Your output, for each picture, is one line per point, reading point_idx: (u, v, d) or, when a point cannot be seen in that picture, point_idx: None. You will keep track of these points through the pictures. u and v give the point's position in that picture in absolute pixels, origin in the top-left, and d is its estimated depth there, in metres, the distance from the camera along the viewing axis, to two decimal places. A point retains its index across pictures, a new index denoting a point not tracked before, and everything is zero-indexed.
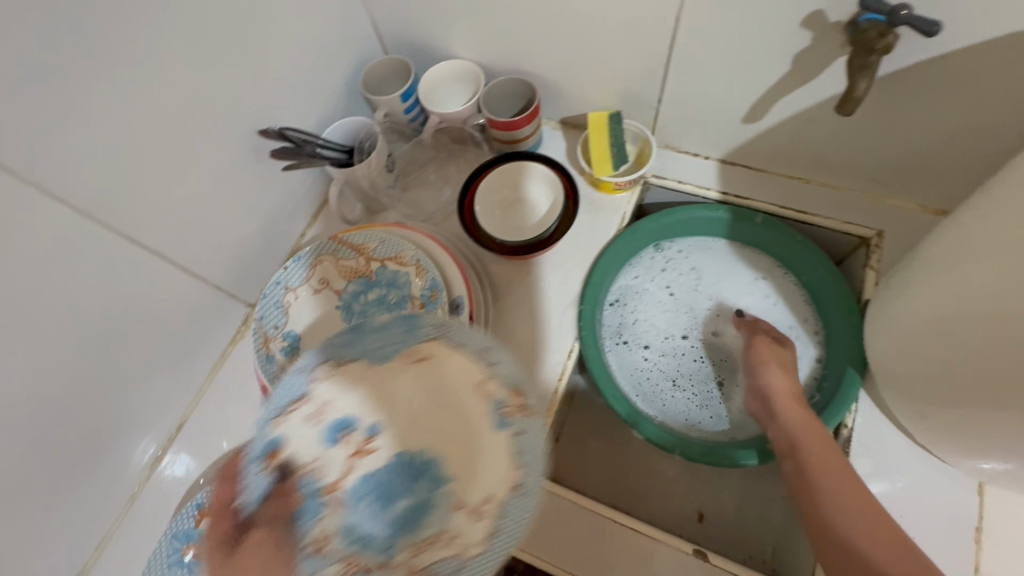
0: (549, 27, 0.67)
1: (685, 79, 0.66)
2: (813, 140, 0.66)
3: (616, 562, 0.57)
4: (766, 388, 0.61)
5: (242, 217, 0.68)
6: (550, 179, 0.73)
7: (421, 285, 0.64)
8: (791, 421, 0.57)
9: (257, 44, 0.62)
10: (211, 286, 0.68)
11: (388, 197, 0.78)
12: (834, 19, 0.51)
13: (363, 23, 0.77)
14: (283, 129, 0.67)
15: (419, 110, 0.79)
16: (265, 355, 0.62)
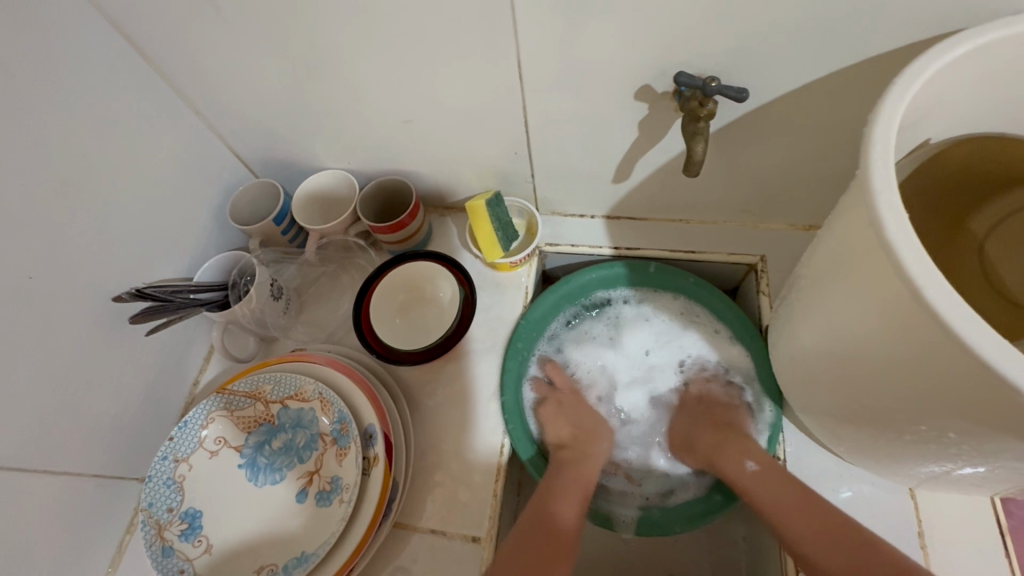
0: (409, 130, 0.68)
1: (550, 155, 0.68)
2: (680, 189, 0.69)
3: None
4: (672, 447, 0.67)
5: (114, 389, 0.62)
6: (441, 274, 0.72)
7: (328, 419, 0.60)
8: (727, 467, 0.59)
9: (99, 208, 0.58)
10: (90, 476, 0.60)
11: (279, 327, 0.73)
12: (661, 89, 0.55)
13: (223, 155, 0.74)
14: (142, 289, 0.61)
15: (297, 228, 0.77)
16: (160, 550, 0.55)
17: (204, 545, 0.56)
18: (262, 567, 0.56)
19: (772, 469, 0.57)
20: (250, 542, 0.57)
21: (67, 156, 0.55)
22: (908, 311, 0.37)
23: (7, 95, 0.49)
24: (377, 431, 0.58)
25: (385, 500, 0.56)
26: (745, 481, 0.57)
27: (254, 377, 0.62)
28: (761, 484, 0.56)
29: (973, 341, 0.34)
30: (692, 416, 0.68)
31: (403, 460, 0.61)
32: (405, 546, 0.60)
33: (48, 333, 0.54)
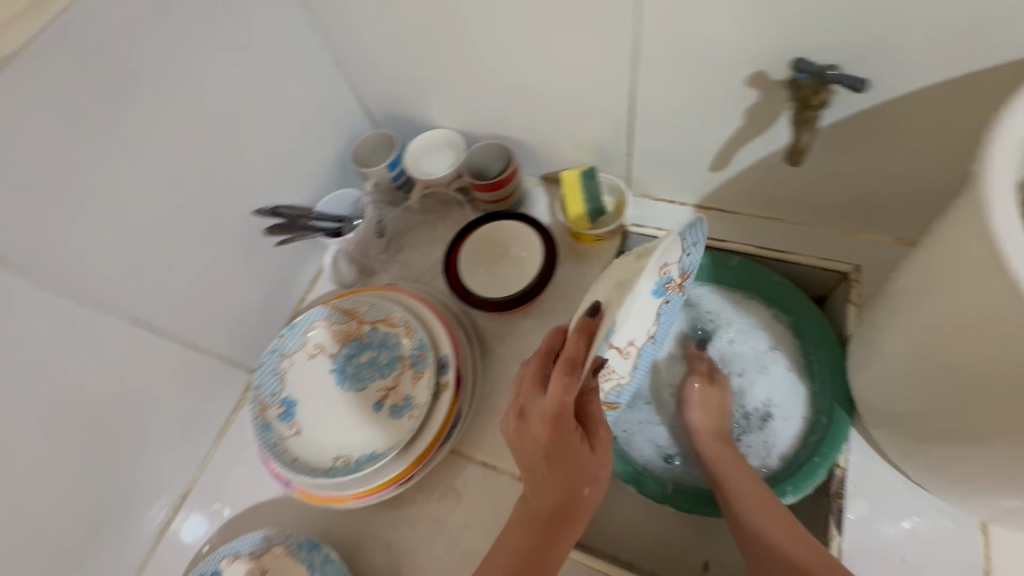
0: (519, 96, 0.72)
1: (651, 135, 0.69)
2: (778, 185, 0.68)
3: None
4: (690, 423, 0.65)
5: (241, 289, 0.72)
6: (527, 235, 0.77)
7: (412, 342, 0.67)
8: (711, 450, 0.62)
9: (253, 133, 0.69)
10: (213, 355, 0.71)
11: (378, 263, 0.82)
12: (774, 77, 0.55)
13: (353, 104, 0.83)
14: (277, 207, 0.73)
15: (407, 176, 0.84)
16: (262, 424, 0.65)
17: (299, 428, 0.66)
18: (337, 457, 0.64)
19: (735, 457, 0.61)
20: (328, 435, 0.66)
21: (237, 85, 0.65)
22: (1012, 321, 0.37)
23: (204, 29, 0.59)
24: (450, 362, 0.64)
25: (448, 423, 0.62)
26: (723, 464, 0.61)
27: (354, 296, 0.71)
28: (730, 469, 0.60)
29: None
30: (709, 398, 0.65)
31: (469, 395, 0.67)
32: (457, 471, 0.66)
33: (201, 232, 0.65)
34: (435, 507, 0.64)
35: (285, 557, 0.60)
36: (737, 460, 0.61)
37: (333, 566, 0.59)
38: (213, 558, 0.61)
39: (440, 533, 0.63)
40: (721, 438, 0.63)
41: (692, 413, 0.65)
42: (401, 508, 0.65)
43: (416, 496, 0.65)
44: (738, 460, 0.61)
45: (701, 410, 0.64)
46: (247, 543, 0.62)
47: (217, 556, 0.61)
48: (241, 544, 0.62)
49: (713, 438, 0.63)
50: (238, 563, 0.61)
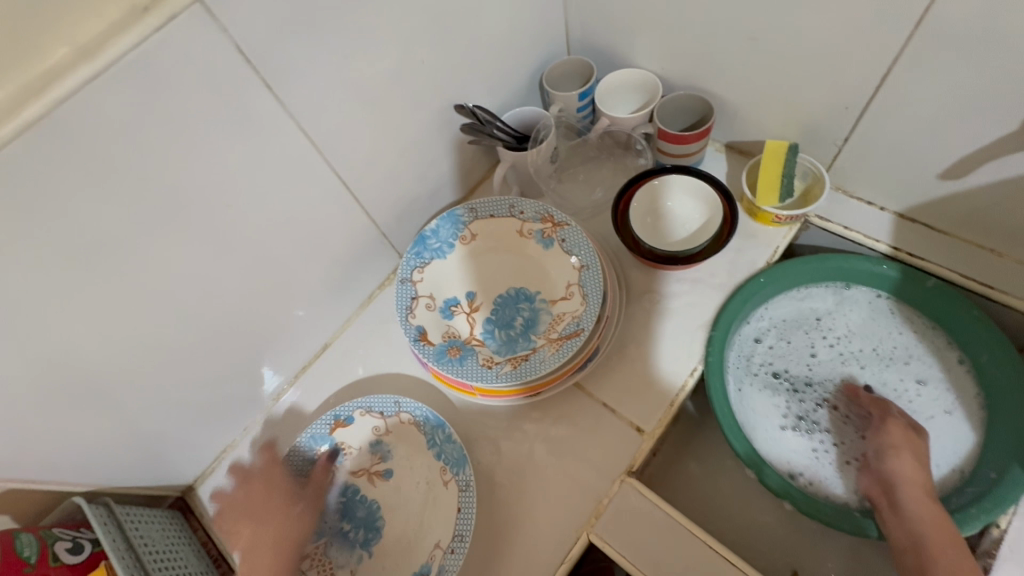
0: (748, 48, 0.67)
1: (885, 123, 0.63)
2: (1021, 212, 0.60)
3: (680, 568, 0.56)
4: (892, 467, 0.59)
5: (419, 177, 0.75)
6: (702, 194, 0.74)
7: (572, 259, 0.67)
8: (914, 504, 0.56)
9: (475, 27, 0.69)
10: (380, 233, 0.75)
11: (546, 184, 0.82)
12: None
13: (559, 24, 0.82)
14: (475, 108, 0.74)
15: (591, 110, 0.83)
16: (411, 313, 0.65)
17: (453, 331, 0.66)
18: (482, 358, 0.63)
19: (937, 518, 0.55)
20: (480, 335, 0.66)
21: None
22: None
23: None
24: (601, 286, 0.63)
25: (590, 353, 0.62)
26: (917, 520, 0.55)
27: (512, 203, 0.71)
28: (927, 527, 0.54)
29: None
30: (908, 442, 0.60)
31: (610, 334, 0.68)
32: (576, 403, 0.68)
33: (408, 111, 0.68)
34: (549, 429, 0.67)
35: (410, 426, 0.66)
36: (943, 523, 0.54)
37: (455, 446, 0.64)
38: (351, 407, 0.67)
39: (549, 453, 0.65)
40: (929, 494, 0.57)
41: (898, 456, 0.59)
42: (517, 420, 0.68)
43: (531, 413, 0.68)
44: (944, 523, 0.55)
45: (902, 454, 0.59)
46: (383, 406, 0.67)
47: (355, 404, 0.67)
48: (378, 404, 0.67)
49: (909, 488, 0.57)
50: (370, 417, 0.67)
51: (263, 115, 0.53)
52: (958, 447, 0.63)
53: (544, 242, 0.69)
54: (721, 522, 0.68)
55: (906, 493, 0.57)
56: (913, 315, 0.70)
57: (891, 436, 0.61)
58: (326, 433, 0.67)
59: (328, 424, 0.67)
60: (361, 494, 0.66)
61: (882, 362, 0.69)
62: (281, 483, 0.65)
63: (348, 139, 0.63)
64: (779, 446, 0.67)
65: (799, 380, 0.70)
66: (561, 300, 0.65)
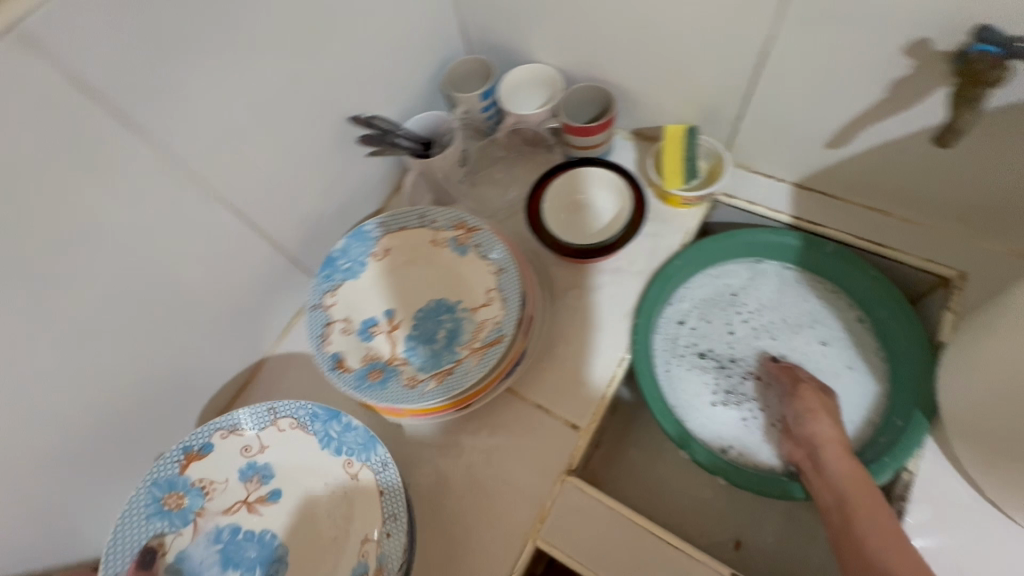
0: (637, 37, 0.68)
1: (770, 100, 0.65)
2: (899, 174, 0.63)
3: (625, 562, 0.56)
4: (813, 432, 0.60)
5: (322, 197, 0.71)
6: (613, 184, 0.75)
7: (489, 263, 0.65)
8: (837, 464, 0.57)
9: (360, 35, 0.66)
10: (288, 259, 0.71)
11: (458, 191, 0.80)
12: (942, 47, 0.50)
13: (453, 24, 0.80)
14: (371, 118, 0.71)
15: (496, 109, 0.81)
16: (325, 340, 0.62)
17: (374, 352, 0.63)
18: (404, 377, 0.61)
19: (858, 475, 0.57)
20: (403, 353, 0.63)
21: None
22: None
23: None
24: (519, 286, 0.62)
25: (516, 357, 0.61)
26: (842, 481, 0.56)
27: (423, 212, 0.68)
28: (852, 485, 0.55)
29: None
30: (824, 404, 0.62)
31: (536, 334, 0.67)
32: (510, 409, 0.67)
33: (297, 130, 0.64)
34: (486, 440, 0.65)
35: (296, 431, 0.61)
36: (865, 479, 0.56)
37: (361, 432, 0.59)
38: (202, 432, 0.60)
39: (487, 464, 0.64)
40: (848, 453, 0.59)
41: (818, 421, 0.61)
42: (452, 435, 0.66)
43: (466, 426, 0.66)
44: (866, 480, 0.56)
45: (820, 418, 0.61)
46: (258, 417, 0.61)
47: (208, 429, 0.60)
48: (249, 416, 0.61)
49: (831, 450, 0.58)
50: (233, 438, 0.61)
51: (119, 153, 0.48)
52: (867, 399, 0.66)
53: (459, 250, 0.67)
54: (665, 504, 0.69)
55: (830, 455, 0.58)
56: (814, 281, 0.74)
57: (808, 401, 0.63)
58: (175, 474, 0.59)
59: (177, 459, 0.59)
60: (240, 532, 0.59)
61: (794, 329, 0.72)
62: (117, 555, 0.55)
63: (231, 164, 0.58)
64: (709, 423, 0.69)
65: (722, 355, 0.72)
66: (481, 306, 0.64)
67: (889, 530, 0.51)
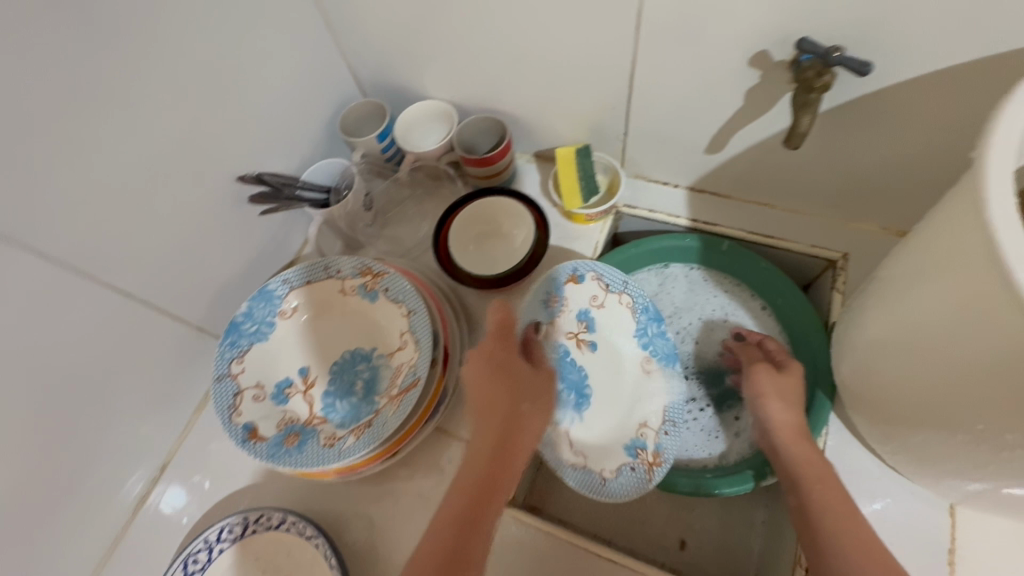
0: (516, 69, 0.70)
1: (647, 115, 0.68)
2: (773, 170, 0.68)
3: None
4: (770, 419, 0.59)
5: (223, 260, 0.70)
6: (518, 210, 0.76)
7: (400, 306, 0.65)
8: (794, 451, 0.56)
9: (237, 95, 0.66)
10: (194, 327, 0.70)
11: (365, 236, 0.81)
12: (779, 57, 0.54)
13: (342, 71, 0.80)
14: (262, 175, 0.70)
15: (396, 149, 0.82)
16: (234, 414, 0.59)
17: (292, 417, 0.62)
18: (324, 437, 0.59)
19: (820, 461, 0.55)
20: (321, 411, 0.62)
21: (220, 41, 0.61)
22: (998, 284, 0.37)
23: None
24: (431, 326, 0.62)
25: (437, 397, 0.61)
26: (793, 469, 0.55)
27: (327, 262, 0.67)
28: (811, 468, 0.54)
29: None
30: (781, 385, 0.61)
31: (457, 369, 0.67)
32: (442, 448, 0.66)
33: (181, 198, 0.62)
34: (420, 484, 0.64)
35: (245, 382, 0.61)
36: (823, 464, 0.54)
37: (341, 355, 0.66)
38: (230, 424, 0.58)
39: (423, 509, 0.63)
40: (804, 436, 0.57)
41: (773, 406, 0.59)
42: (385, 483, 0.65)
43: (399, 473, 0.65)
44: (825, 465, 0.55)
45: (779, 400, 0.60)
46: (224, 392, 0.60)
47: (227, 420, 0.58)
48: (218, 400, 0.59)
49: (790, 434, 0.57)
50: (243, 407, 0.60)
51: None
52: None
53: (368, 296, 0.66)
54: (609, 517, 0.70)
55: (793, 443, 0.56)
56: (719, 277, 0.77)
57: (760, 386, 0.62)
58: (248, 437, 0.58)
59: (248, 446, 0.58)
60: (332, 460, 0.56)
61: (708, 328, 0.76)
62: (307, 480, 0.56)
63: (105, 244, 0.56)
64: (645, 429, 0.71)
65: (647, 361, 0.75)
66: (397, 351, 0.64)
67: (847, 513, 0.50)
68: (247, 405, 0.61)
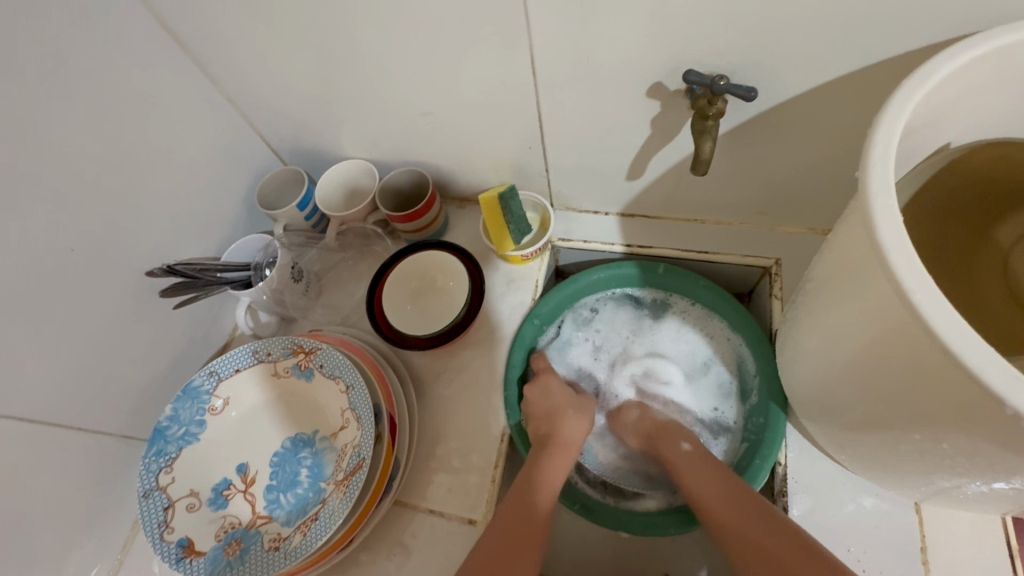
0: (426, 122, 0.69)
1: (562, 151, 0.68)
2: (694, 189, 0.69)
3: None
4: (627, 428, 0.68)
5: (143, 359, 0.66)
6: (452, 260, 0.74)
7: (337, 381, 0.61)
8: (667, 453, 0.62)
9: (135, 189, 0.63)
10: (120, 436, 0.65)
11: (298, 308, 0.77)
12: (674, 87, 0.55)
13: (254, 142, 0.78)
14: (172, 265, 0.66)
15: (320, 215, 0.80)
16: (166, 532, 0.55)
17: (234, 521, 0.57)
18: (268, 541, 0.56)
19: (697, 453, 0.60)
20: (265, 509, 0.58)
21: (107, 138, 0.59)
22: (902, 302, 0.37)
23: (61, 81, 0.53)
24: (369, 401, 0.59)
25: (387, 475, 0.58)
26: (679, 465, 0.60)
27: (254, 347, 0.63)
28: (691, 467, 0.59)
29: (951, 338, 0.35)
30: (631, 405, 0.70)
31: (407, 436, 0.64)
32: (403, 523, 0.63)
33: (83, 305, 0.59)
34: (384, 565, 0.61)
35: (185, 497, 0.57)
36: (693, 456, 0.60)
37: (289, 438, 0.62)
38: (160, 545, 0.54)
39: None
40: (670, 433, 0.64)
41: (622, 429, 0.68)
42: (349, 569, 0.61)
43: (360, 556, 0.61)
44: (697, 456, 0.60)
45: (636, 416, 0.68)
46: (153, 509, 0.55)
47: (157, 541, 0.54)
48: (147, 520, 0.55)
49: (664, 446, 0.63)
50: (175, 522, 0.55)
51: None
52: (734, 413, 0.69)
53: (302, 376, 0.63)
54: (589, 563, 0.67)
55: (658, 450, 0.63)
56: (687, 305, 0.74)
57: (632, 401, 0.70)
58: (189, 557, 0.54)
59: (186, 566, 0.53)
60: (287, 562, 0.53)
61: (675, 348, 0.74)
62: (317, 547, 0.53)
63: None
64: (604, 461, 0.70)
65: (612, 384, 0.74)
66: (338, 431, 0.60)
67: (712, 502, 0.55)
68: (182, 519, 0.56)
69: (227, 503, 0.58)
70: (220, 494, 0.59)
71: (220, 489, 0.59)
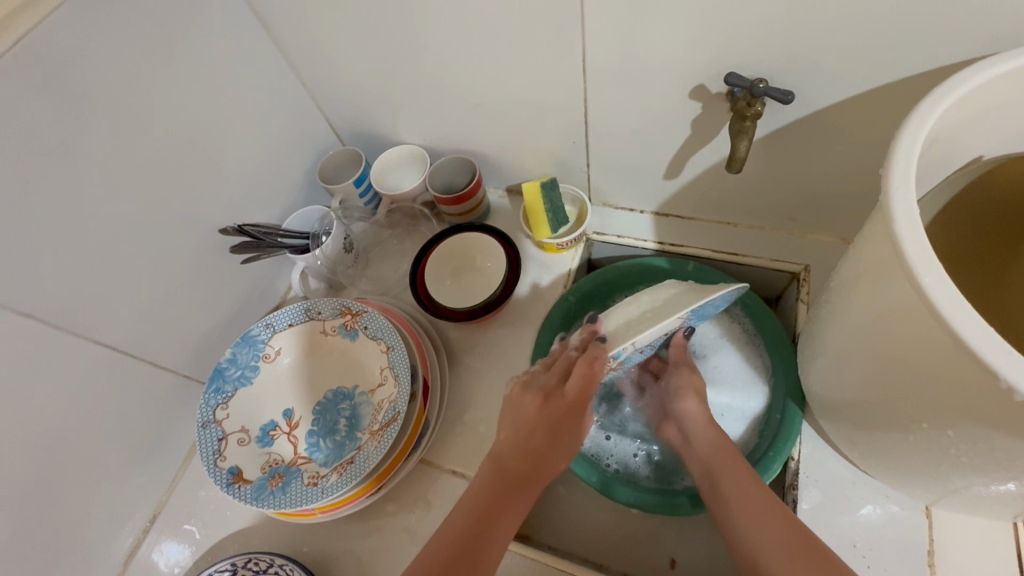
0: (477, 112, 0.75)
1: (604, 148, 0.73)
2: (728, 191, 0.71)
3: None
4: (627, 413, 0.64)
5: (208, 309, 0.74)
6: (491, 243, 0.79)
7: (378, 342, 0.66)
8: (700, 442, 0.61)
9: (216, 154, 0.70)
10: (183, 376, 0.73)
11: (346, 277, 0.83)
12: (714, 89, 0.58)
13: (319, 123, 0.85)
14: (242, 226, 0.74)
15: (374, 194, 0.86)
16: (218, 460, 0.61)
17: (278, 458, 0.63)
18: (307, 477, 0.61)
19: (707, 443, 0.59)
20: (306, 451, 0.64)
21: (197, 107, 0.66)
22: (914, 293, 0.40)
23: (166, 53, 0.61)
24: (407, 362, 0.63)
25: (417, 430, 0.63)
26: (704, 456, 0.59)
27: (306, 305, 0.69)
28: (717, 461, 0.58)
29: (958, 327, 0.37)
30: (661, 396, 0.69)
31: (437, 401, 0.69)
32: (427, 480, 0.67)
33: (164, 253, 0.66)
34: (406, 516, 0.65)
35: (236, 432, 0.63)
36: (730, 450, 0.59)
37: (332, 391, 0.68)
38: (213, 470, 0.60)
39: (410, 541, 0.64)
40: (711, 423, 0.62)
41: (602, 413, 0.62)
42: (374, 517, 0.66)
43: (386, 506, 0.66)
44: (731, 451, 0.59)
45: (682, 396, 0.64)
46: (209, 439, 0.62)
47: (211, 466, 0.60)
48: (204, 447, 0.61)
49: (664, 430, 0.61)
50: (227, 452, 0.62)
51: None
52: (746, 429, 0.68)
53: (347, 335, 0.68)
54: (598, 540, 0.69)
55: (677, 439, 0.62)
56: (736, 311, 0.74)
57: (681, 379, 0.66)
58: (236, 484, 0.60)
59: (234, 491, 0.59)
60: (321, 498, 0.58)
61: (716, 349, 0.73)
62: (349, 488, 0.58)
63: (89, 302, 0.60)
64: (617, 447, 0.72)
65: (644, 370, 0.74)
66: (376, 388, 0.65)
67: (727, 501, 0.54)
68: (233, 450, 0.62)
69: (273, 442, 0.64)
70: (267, 433, 0.65)
71: (267, 430, 0.65)
